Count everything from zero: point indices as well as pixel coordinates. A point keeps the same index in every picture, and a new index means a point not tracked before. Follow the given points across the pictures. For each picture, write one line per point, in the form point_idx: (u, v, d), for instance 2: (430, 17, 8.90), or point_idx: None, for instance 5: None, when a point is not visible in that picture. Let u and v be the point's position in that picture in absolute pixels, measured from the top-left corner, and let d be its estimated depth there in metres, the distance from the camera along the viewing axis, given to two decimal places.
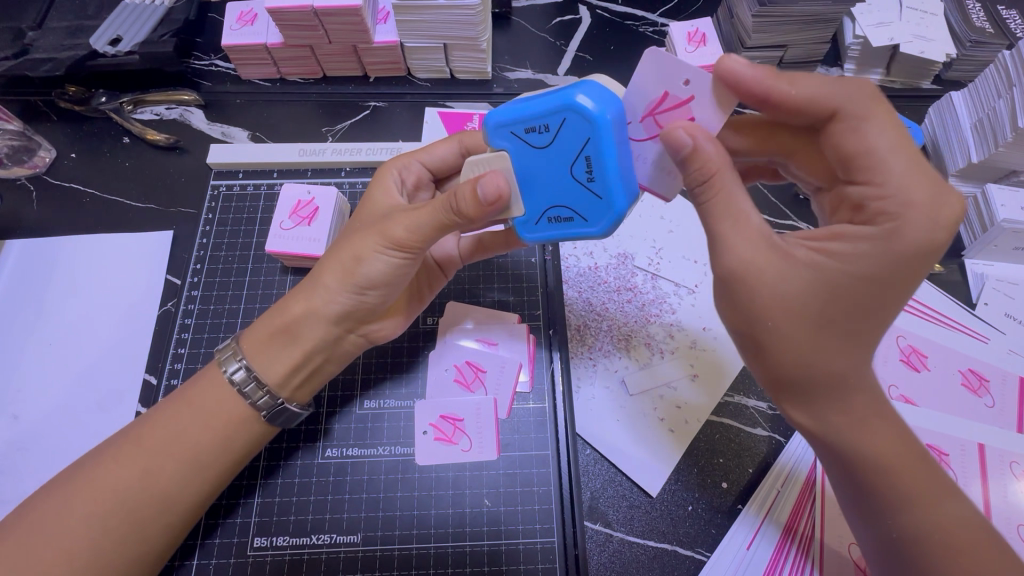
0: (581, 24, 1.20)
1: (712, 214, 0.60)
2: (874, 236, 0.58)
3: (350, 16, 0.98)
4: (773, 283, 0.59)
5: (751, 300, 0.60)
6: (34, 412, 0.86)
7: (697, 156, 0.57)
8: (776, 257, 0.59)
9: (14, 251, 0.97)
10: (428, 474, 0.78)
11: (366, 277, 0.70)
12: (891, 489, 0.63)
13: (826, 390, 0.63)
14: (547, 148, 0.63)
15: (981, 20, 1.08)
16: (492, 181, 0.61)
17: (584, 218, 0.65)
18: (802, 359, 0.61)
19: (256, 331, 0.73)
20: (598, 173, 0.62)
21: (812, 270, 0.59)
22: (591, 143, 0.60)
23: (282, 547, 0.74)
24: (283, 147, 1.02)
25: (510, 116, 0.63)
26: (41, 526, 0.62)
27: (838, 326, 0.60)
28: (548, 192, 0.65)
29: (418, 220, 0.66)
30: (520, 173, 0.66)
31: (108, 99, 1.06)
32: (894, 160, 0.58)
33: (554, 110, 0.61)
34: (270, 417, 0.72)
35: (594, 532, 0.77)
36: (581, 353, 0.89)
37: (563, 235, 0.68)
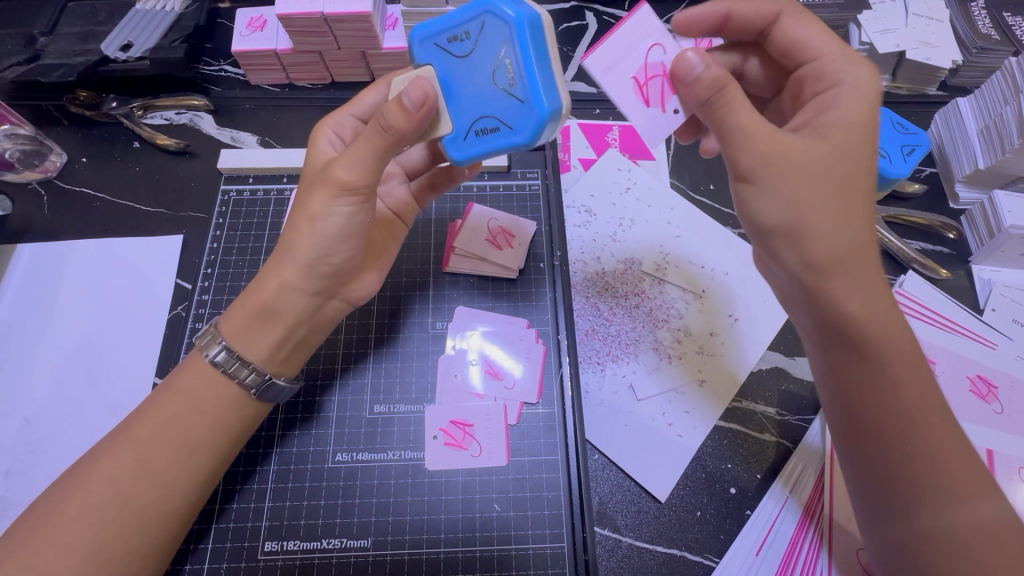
0: (588, 30, 1.21)
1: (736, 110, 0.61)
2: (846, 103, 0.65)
3: (360, 22, 0.99)
4: (805, 160, 0.61)
5: (781, 177, 0.61)
6: (45, 415, 0.86)
7: (704, 76, 0.60)
8: (801, 145, 0.62)
9: (25, 254, 0.97)
10: (438, 479, 0.78)
11: (325, 233, 0.70)
12: (941, 476, 0.60)
13: (852, 281, 0.62)
14: (467, 55, 0.65)
15: (986, 28, 1.09)
16: (416, 88, 0.62)
17: (509, 125, 0.64)
18: (830, 243, 0.61)
19: (233, 315, 0.72)
20: (519, 75, 0.62)
21: (825, 150, 0.62)
22: (509, 45, 0.62)
23: (292, 552, 0.74)
24: (293, 151, 1.03)
25: (431, 27, 0.66)
26: (48, 524, 0.63)
27: (847, 201, 0.62)
28: (474, 103, 0.66)
29: (359, 156, 0.67)
30: (446, 84, 0.67)
31: (119, 103, 1.07)
32: (828, 40, 0.69)
33: (472, 15, 0.63)
34: (259, 394, 0.72)
35: (603, 537, 0.78)
36: (590, 358, 0.90)
37: (494, 149, 0.67)
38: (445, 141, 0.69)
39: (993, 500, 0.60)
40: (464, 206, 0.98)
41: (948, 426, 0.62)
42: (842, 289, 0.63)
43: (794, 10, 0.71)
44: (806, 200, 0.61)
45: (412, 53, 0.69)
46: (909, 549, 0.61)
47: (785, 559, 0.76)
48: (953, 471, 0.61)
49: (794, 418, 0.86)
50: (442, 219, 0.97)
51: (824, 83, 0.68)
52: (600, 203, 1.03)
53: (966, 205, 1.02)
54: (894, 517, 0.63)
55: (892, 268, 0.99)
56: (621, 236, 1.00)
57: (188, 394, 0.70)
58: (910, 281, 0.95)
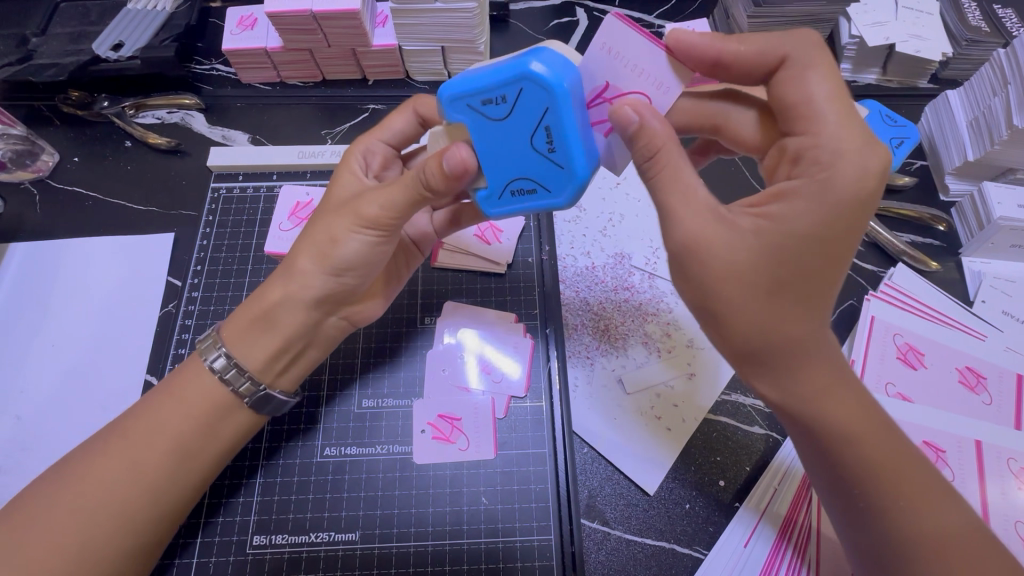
0: (578, 26, 1.21)
1: (666, 186, 0.59)
2: (811, 190, 0.57)
3: (349, 20, 0.99)
4: (723, 258, 0.58)
5: (702, 274, 0.59)
6: (37, 412, 0.87)
7: (645, 129, 0.57)
8: (727, 229, 0.58)
9: (17, 253, 0.98)
10: (425, 473, 0.79)
11: (343, 258, 0.71)
12: (891, 503, 0.62)
13: (784, 363, 0.61)
14: (506, 119, 0.61)
15: (976, 19, 1.09)
16: (457, 152, 0.61)
17: (546, 189, 0.64)
18: (759, 331, 0.59)
19: (235, 319, 0.73)
20: (558, 143, 0.61)
21: (756, 240, 0.57)
22: (551, 113, 0.59)
23: (281, 545, 0.75)
24: (283, 149, 1.03)
25: (464, 87, 0.60)
26: (36, 522, 0.63)
27: (780, 298, 0.59)
28: (513, 165, 0.64)
29: (391, 198, 0.68)
30: (479, 145, 0.63)
31: (110, 103, 1.08)
32: (832, 111, 0.57)
33: (510, 81, 0.58)
34: (254, 404, 0.72)
35: (591, 530, 0.78)
36: (578, 352, 0.90)
37: (528, 208, 0.67)
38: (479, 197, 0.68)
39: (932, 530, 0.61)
40: None
41: (892, 462, 0.62)
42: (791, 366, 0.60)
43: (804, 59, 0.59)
44: (727, 294, 0.58)
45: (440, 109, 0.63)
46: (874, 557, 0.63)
47: (772, 556, 0.76)
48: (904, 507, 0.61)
49: None
50: None
51: (800, 168, 0.58)
52: (590, 198, 1.03)
53: (956, 197, 1.02)
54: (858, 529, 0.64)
55: (881, 260, 0.99)
56: (611, 232, 1.00)
57: (186, 400, 0.70)
58: (899, 273, 0.95)
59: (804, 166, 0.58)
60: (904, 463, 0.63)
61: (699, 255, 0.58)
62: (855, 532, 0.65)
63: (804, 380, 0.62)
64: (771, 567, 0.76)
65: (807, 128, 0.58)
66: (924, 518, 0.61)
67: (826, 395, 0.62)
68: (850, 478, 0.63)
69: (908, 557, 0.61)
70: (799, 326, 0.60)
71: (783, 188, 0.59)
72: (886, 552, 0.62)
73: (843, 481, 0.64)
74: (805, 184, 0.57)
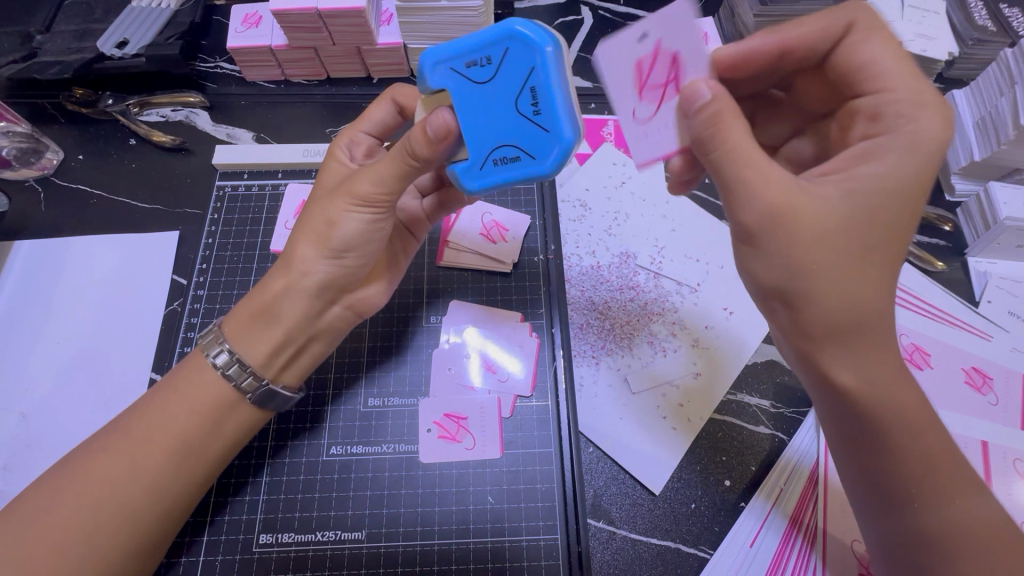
0: (583, 24, 1.21)
1: (733, 158, 0.58)
2: (898, 145, 0.59)
3: (354, 17, 0.99)
4: (813, 219, 0.57)
5: (791, 242, 0.58)
6: (44, 409, 0.87)
7: (715, 102, 0.57)
8: (814, 194, 0.58)
9: (22, 251, 0.98)
10: (431, 472, 0.78)
11: (342, 238, 0.71)
12: (926, 497, 0.62)
13: (865, 344, 0.61)
14: (487, 81, 0.62)
15: (983, 19, 1.08)
16: (439, 116, 0.61)
17: (531, 155, 0.61)
18: (844, 307, 0.59)
19: (238, 313, 0.74)
20: (542, 104, 0.60)
21: (847, 203, 0.58)
22: (533, 73, 0.59)
23: (287, 544, 0.75)
24: (288, 148, 1.03)
25: (448, 52, 0.62)
26: (42, 522, 0.63)
27: (869, 265, 0.59)
28: (495, 131, 0.62)
29: (379, 172, 0.68)
30: (461, 112, 0.63)
31: (115, 100, 1.08)
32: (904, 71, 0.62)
33: (496, 40, 0.60)
34: (256, 398, 0.72)
35: (597, 530, 0.78)
36: (583, 351, 0.90)
37: (512, 179, 0.64)
38: (457, 170, 0.65)
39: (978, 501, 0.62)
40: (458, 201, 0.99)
41: (937, 452, 0.63)
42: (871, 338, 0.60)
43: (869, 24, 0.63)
44: (818, 264, 0.58)
45: (422, 79, 0.65)
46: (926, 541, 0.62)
47: (777, 557, 0.76)
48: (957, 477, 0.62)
49: (788, 410, 0.86)
50: None
51: (882, 124, 0.61)
52: (594, 197, 1.03)
53: (961, 197, 1.02)
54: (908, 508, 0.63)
55: None
56: (616, 231, 1.00)
57: (186, 396, 0.70)
58: (905, 273, 0.95)
59: (887, 121, 0.61)
60: (946, 456, 0.63)
61: (786, 225, 0.57)
62: (882, 524, 0.65)
63: (885, 362, 0.61)
64: (777, 566, 0.76)
65: (881, 87, 0.62)
66: (959, 512, 0.61)
67: (899, 376, 0.62)
68: (915, 456, 0.62)
69: (942, 548, 0.61)
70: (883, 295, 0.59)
71: (865, 147, 0.61)
72: (928, 540, 0.62)
73: (886, 470, 0.63)
74: (890, 140, 0.59)
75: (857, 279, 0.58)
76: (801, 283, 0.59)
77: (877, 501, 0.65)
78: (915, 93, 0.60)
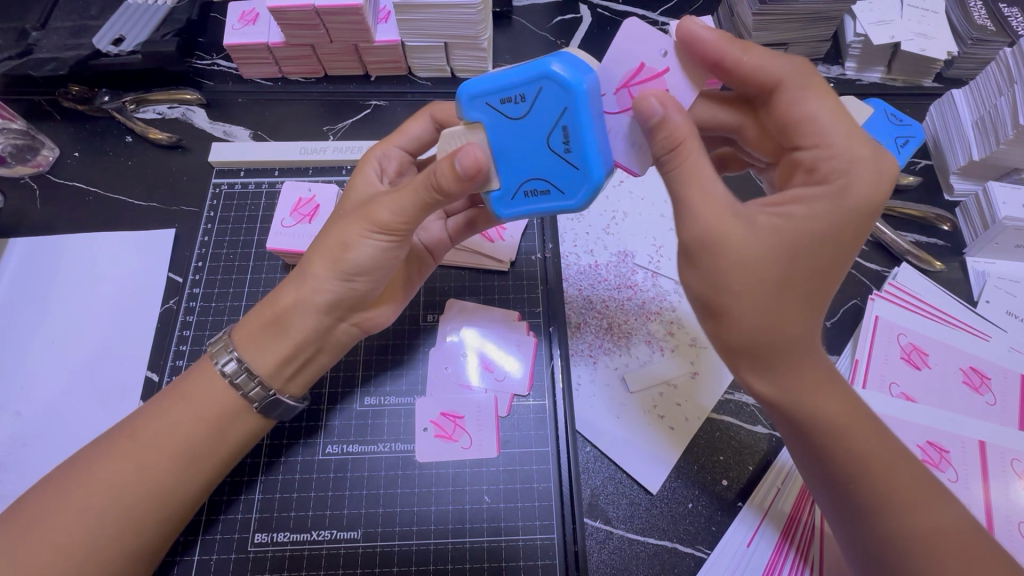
0: (582, 23, 1.20)
1: (683, 177, 0.58)
2: (827, 197, 0.58)
3: (352, 15, 0.99)
4: (742, 245, 0.57)
5: (717, 265, 0.58)
6: (38, 408, 0.86)
7: (666, 124, 0.57)
8: (745, 221, 0.58)
9: (17, 249, 0.97)
10: (428, 471, 0.78)
11: (354, 262, 0.70)
12: (887, 503, 0.62)
13: (784, 362, 0.61)
14: (524, 119, 0.62)
15: (982, 18, 1.08)
16: (469, 152, 0.60)
17: (562, 191, 0.64)
18: (764, 327, 0.60)
19: (247, 322, 0.73)
20: (576, 145, 0.61)
21: (777, 235, 0.58)
22: (568, 113, 0.60)
23: (282, 544, 0.74)
24: (285, 145, 1.03)
25: (484, 87, 0.61)
26: (35, 523, 0.63)
27: (791, 295, 0.59)
28: (528, 166, 0.64)
29: (402, 203, 0.67)
30: (496, 146, 0.64)
31: (112, 98, 1.07)
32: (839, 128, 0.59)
33: (532, 77, 0.59)
34: (262, 408, 0.72)
35: (594, 530, 0.77)
36: (581, 350, 0.89)
37: (541, 212, 0.66)
38: (490, 199, 0.67)
39: (932, 511, 0.62)
40: None
41: (889, 457, 0.63)
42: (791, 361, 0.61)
43: (801, 80, 0.60)
44: (736, 286, 0.58)
45: (457, 109, 0.64)
46: (883, 550, 0.62)
47: (773, 560, 0.76)
48: (906, 490, 0.62)
49: None
50: None
51: (817, 177, 0.60)
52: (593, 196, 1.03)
53: (960, 197, 1.02)
54: (861, 517, 0.63)
55: (886, 260, 0.98)
56: (614, 230, 0.99)
57: (195, 400, 0.70)
58: (904, 273, 0.95)
59: (820, 177, 0.59)
60: (901, 460, 0.64)
61: (714, 247, 0.57)
62: (850, 530, 0.65)
63: (801, 376, 0.62)
64: (773, 568, 0.75)
65: (817, 141, 0.59)
66: (918, 520, 0.61)
67: (822, 390, 0.63)
68: (852, 477, 0.63)
69: (905, 552, 0.61)
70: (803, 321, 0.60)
71: (795, 193, 0.60)
72: (882, 552, 0.62)
73: (839, 477, 0.64)
74: (821, 191, 0.59)
75: (776, 304, 0.59)
76: (722, 305, 0.60)
77: (837, 505, 0.65)
78: (850, 148, 0.58)
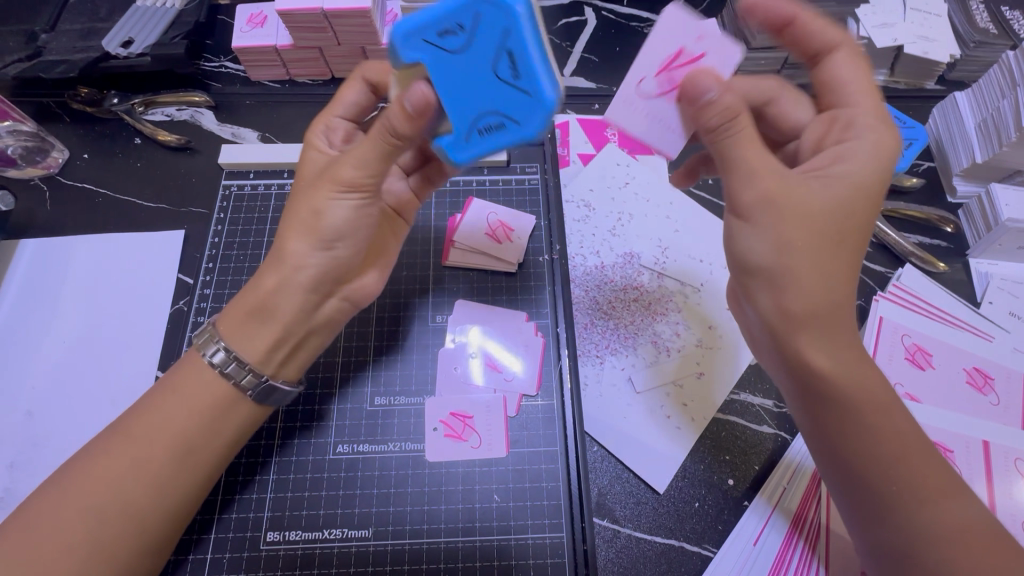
0: (587, 25, 1.21)
1: (739, 141, 0.63)
2: (865, 148, 0.63)
3: (360, 18, 1.00)
4: (799, 200, 0.61)
5: (775, 220, 0.61)
6: (50, 407, 0.87)
7: (717, 102, 0.62)
8: (799, 181, 0.62)
9: (28, 249, 0.98)
10: (438, 471, 0.79)
11: (330, 228, 0.71)
12: (912, 492, 0.62)
13: (835, 329, 0.63)
14: (463, 48, 0.61)
15: (984, 21, 1.09)
16: (416, 89, 0.61)
17: (517, 121, 0.64)
18: (818, 290, 0.62)
19: (231, 313, 0.73)
20: (523, 71, 0.61)
21: (824, 191, 0.62)
22: (509, 37, 0.59)
23: (295, 542, 0.75)
24: (293, 147, 1.03)
25: (418, 22, 0.60)
26: (51, 521, 0.64)
27: (843, 252, 0.62)
28: (477, 98, 0.63)
29: (364, 154, 0.68)
30: (440, 85, 0.63)
31: (121, 100, 1.08)
32: (866, 98, 0.66)
33: (468, 5, 0.58)
34: (256, 395, 0.72)
35: (602, 528, 0.78)
36: (589, 351, 0.90)
37: (500, 146, 0.66)
38: (443, 146, 0.67)
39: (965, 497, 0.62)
40: (464, 201, 0.99)
41: (920, 450, 0.64)
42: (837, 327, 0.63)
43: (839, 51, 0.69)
44: (801, 242, 0.61)
45: (391, 52, 0.62)
46: (926, 533, 0.62)
47: (780, 557, 0.77)
48: (939, 471, 0.63)
49: None
50: (442, 214, 0.98)
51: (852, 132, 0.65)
52: (599, 197, 1.04)
53: (962, 199, 1.03)
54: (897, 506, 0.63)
55: (890, 261, 0.99)
56: (620, 231, 1.00)
57: (201, 399, 0.71)
58: (907, 274, 0.96)
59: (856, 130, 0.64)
60: (928, 454, 0.64)
61: (776, 202, 0.61)
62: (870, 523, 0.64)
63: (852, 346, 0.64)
64: (780, 565, 0.76)
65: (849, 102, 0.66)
66: (954, 506, 0.62)
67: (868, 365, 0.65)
68: (890, 454, 0.63)
69: (925, 546, 0.61)
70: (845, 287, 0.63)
71: (839, 150, 0.64)
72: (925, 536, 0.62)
73: (872, 463, 0.63)
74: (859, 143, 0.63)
75: (827, 264, 0.61)
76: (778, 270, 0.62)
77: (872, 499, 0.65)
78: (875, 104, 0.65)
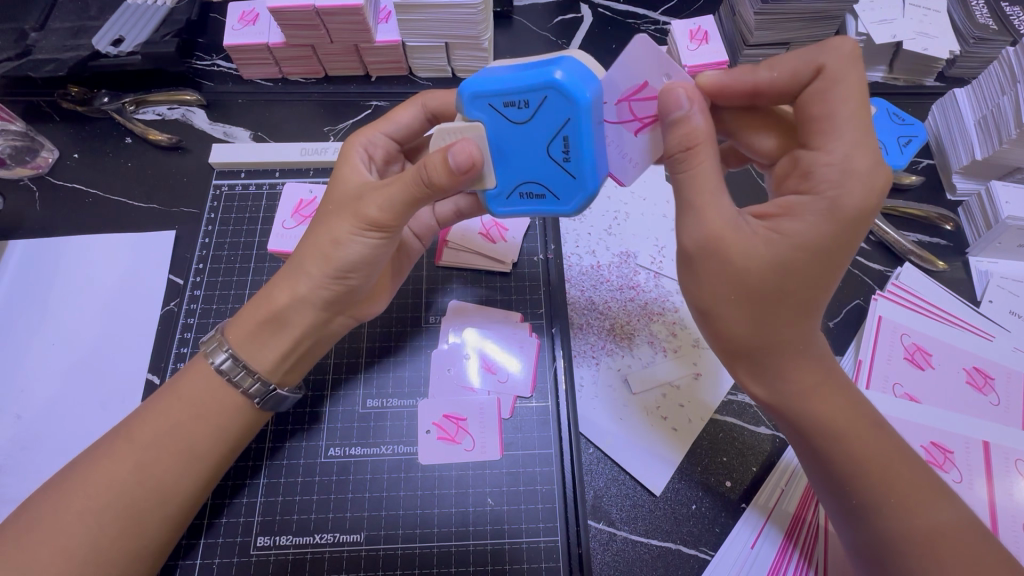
0: (582, 22, 1.20)
1: (692, 183, 0.59)
2: (818, 207, 0.58)
3: (351, 15, 0.98)
4: (744, 257, 0.59)
5: (716, 274, 0.61)
6: (37, 411, 0.86)
7: (685, 123, 0.57)
8: (746, 236, 0.59)
9: (17, 251, 0.97)
10: (432, 473, 0.78)
11: (346, 261, 0.69)
12: (880, 500, 0.63)
13: (776, 367, 0.65)
14: (524, 123, 0.62)
15: (984, 17, 1.08)
16: (463, 148, 0.60)
17: (556, 196, 0.65)
18: (758, 335, 0.63)
19: (241, 322, 0.72)
20: (574, 155, 0.62)
21: (771, 249, 0.59)
22: (569, 124, 0.60)
23: (286, 546, 0.74)
24: (285, 146, 1.02)
25: (487, 88, 0.61)
26: (38, 528, 0.62)
27: (788, 305, 0.61)
28: (525, 170, 0.65)
29: (392, 197, 0.66)
30: (494, 147, 0.64)
31: (111, 99, 1.06)
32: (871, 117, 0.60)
33: (535, 85, 0.59)
34: (263, 403, 0.72)
35: (597, 531, 0.77)
36: (583, 350, 0.89)
37: (534, 212, 0.68)
38: (485, 196, 0.68)
39: (934, 509, 0.62)
40: None
41: (886, 460, 0.64)
42: (783, 363, 0.65)
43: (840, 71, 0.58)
44: (749, 284, 0.60)
45: (460, 106, 0.64)
46: (884, 543, 0.62)
47: (778, 560, 0.75)
48: (906, 484, 0.62)
49: None
50: None
51: (811, 182, 0.59)
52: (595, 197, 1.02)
53: (962, 196, 1.02)
54: (864, 512, 0.64)
55: (888, 260, 0.98)
56: (616, 230, 0.99)
57: (191, 399, 0.70)
58: (907, 273, 0.94)
59: (815, 182, 0.58)
60: (899, 465, 0.64)
61: (716, 256, 0.60)
62: (849, 529, 0.66)
63: (803, 371, 0.64)
64: (779, 567, 0.75)
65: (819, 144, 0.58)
66: (920, 514, 0.61)
67: (816, 393, 0.65)
68: (847, 468, 0.64)
69: (897, 552, 0.61)
70: (795, 326, 0.63)
71: (790, 202, 0.60)
72: (882, 545, 0.62)
73: (839, 478, 0.65)
74: (811, 201, 0.58)
75: (769, 311, 0.62)
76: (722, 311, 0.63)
77: (840, 504, 0.66)
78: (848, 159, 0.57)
